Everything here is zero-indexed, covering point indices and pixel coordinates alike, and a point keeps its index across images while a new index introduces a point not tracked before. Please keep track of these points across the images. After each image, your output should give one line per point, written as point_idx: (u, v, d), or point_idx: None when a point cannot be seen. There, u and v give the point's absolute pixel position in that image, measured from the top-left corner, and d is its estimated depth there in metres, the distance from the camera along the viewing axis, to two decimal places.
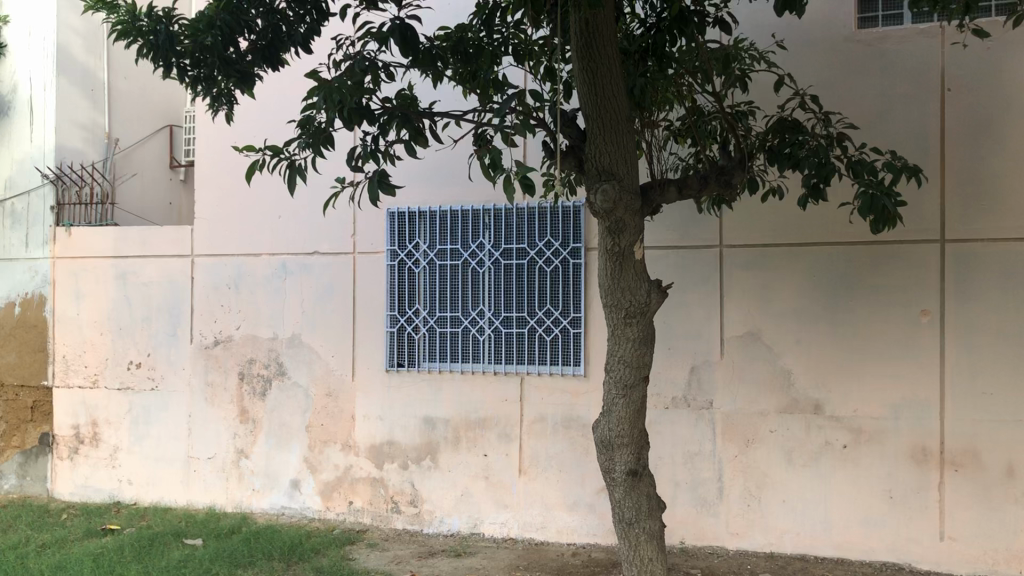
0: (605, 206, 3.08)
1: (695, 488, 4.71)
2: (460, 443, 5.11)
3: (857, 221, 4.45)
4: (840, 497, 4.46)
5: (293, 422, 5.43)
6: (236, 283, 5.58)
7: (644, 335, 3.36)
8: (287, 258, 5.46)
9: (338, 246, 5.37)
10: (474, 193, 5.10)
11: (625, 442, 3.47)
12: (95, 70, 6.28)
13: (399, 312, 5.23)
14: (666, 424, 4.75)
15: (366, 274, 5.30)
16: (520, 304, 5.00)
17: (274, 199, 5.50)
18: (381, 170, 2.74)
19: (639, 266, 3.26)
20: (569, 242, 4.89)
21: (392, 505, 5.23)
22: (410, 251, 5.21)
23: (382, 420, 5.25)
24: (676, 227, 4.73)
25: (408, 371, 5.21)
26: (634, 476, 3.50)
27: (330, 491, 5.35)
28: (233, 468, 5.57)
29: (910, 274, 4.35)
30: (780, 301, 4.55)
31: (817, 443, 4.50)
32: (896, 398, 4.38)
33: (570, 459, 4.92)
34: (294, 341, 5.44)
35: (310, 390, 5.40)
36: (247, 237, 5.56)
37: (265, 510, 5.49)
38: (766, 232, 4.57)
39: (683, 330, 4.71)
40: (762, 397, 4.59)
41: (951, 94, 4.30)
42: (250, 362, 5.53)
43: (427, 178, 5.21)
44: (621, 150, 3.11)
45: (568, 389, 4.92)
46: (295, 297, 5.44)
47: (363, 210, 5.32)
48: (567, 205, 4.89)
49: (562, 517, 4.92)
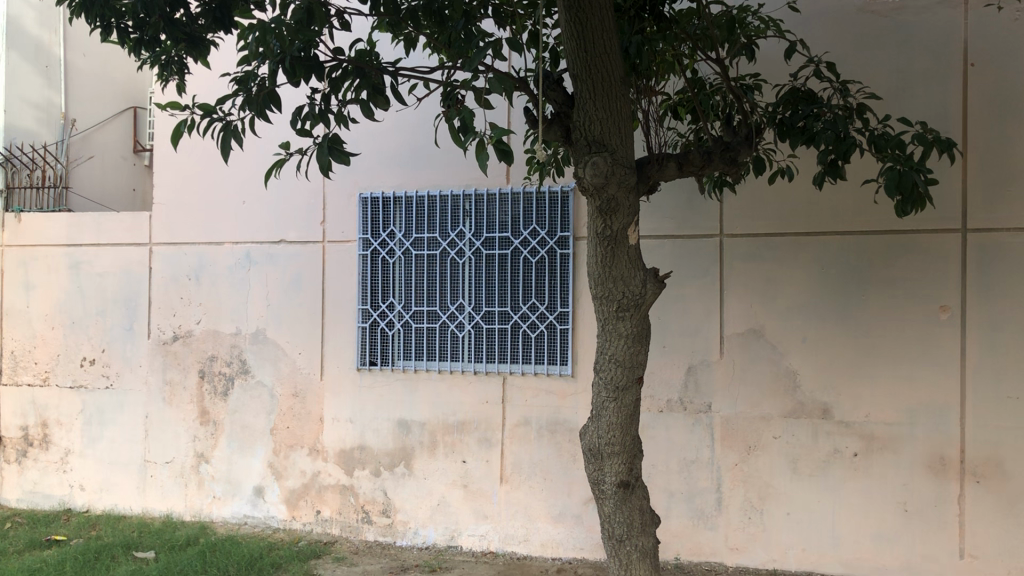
0: (595, 182, 2.68)
1: (692, 498, 4.32)
2: (437, 448, 4.71)
3: (882, 199, 4.06)
4: (850, 510, 4.09)
5: (256, 425, 5.03)
6: (196, 273, 5.16)
7: (638, 330, 2.97)
8: (252, 246, 5.05)
9: (307, 233, 4.96)
10: (454, 177, 4.70)
11: (616, 451, 3.08)
12: (50, 45, 5.85)
13: (371, 306, 4.82)
14: (660, 429, 4.36)
15: (336, 265, 4.89)
16: (503, 298, 4.59)
17: (239, 183, 5.09)
18: (333, 134, 2.36)
19: (634, 253, 2.87)
20: (557, 231, 4.50)
21: (363, 515, 4.83)
22: (384, 240, 4.80)
23: (353, 422, 4.85)
24: (673, 215, 4.33)
25: (381, 370, 4.80)
26: (625, 488, 3.11)
27: (297, 499, 4.95)
28: (192, 474, 5.16)
29: (929, 265, 3.97)
30: (786, 295, 4.17)
31: (825, 451, 4.12)
32: (912, 402, 4.00)
33: (556, 466, 4.53)
34: (258, 337, 5.04)
35: (276, 390, 4.99)
36: (210, 224, 5.15)
37: (225, 520, 5.08)
38: (771, 220, 4.19)
39: (679, 327, 4.32)
40: (765, 401, 4.21)
41: (975, 69, 3.92)
42: (211, 359, 5.13)
43: (403, 161, 4.81)
44: (614, 117, 2.71)
45: (553, 391, 4.53)
46: (259, 288, 5.04)
47: (333, 195, 4.92)
48: (554, 190, 4.50)
49: (547, 529, 4.53)
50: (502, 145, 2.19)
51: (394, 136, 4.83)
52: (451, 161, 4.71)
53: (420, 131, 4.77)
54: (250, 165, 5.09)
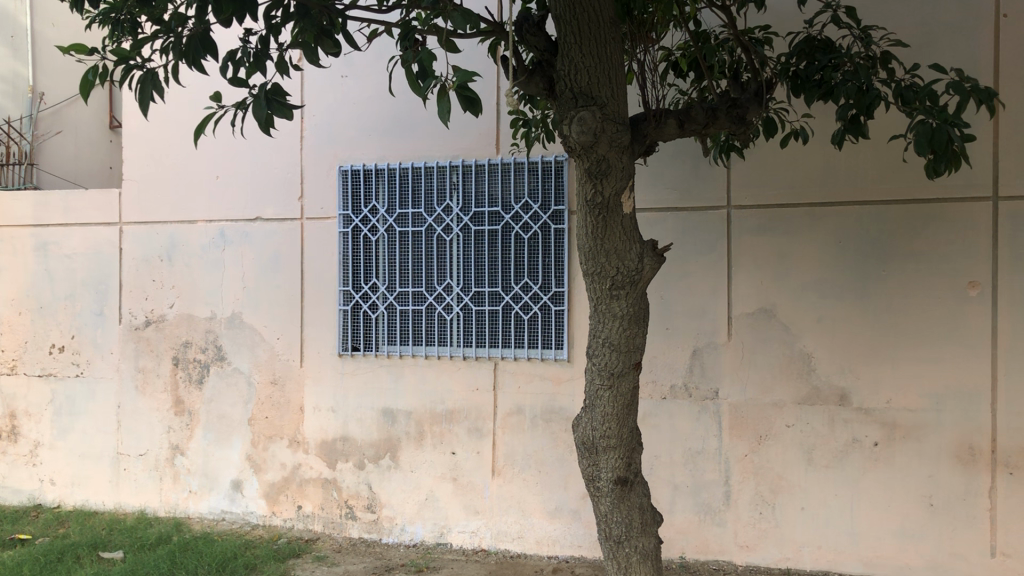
0: (583, 142, 2.35)
1: (698, 492, 3.99)
2: (425, 439, 4.39)
3: (912, 159, 3.69)
4: (870, 505, 3.76)
5: (232, 415, 4.72)
6: (168, 254, 4.84)
7: (635, 310, 2.64)
8: (226, 225, 4.73)
9: (284, 210, 4.63)
10: (441, 148, 4.36)
11: (612, 444, 2.78)
12: (15, 15, 5.66)
13: (353, 288, 4.49)
14: (664, 418, 4.03)
15: (315, 244, 4.57)
16: (493, 277, 4.26)
17: (212, 156, 4.76)
18: (272, 84, 2.04)
19: (629, 222, 2.54)
20: (550, 205, 4.16)
21: (346, 510, 4.52)
22: (366, 216, 4.47)
23: (335, 412, 4.53)
24: (676, 186, 3.99)
25: (364, 356, 4.48)
26: (623, 485, 2.81)
27: (277, 494, 4.64)
28: (167, 467, 4.86)
29: (956, 237, 3.63)
30: (799, 272, 3.83)
31: (843, 441, 3.79)
32: (938, 387, 3.66)
33: (551, 457, 4.21)
34: (234, 321, 4.72)
35: (253, 378, 4.68)
36: (182, 201, 4.82)
37: (202, 515, 4.78)
38: (783, 189, 3.84)
39: (684, 307, 3.98)
40: (777, 386, 3.87)
41: (1008, 21, 3.56)
42: (185, 345, 4.82)
43: (384, 130, 4.46)
44: (603, 65, 2.38)
45: (548, 376, 4.20)
46: (234, 269, 4.72)
47: (312, 168, 4.58)
48: (547, 160, 4.14)
49: (542, 526, 4.22)
50: (466, 90, 1.85)
51: (374, 103, 4.48)
52: (437, 131, 4.37)
53: (402, 97, 4.42)
54: (222, 137, 4.74)
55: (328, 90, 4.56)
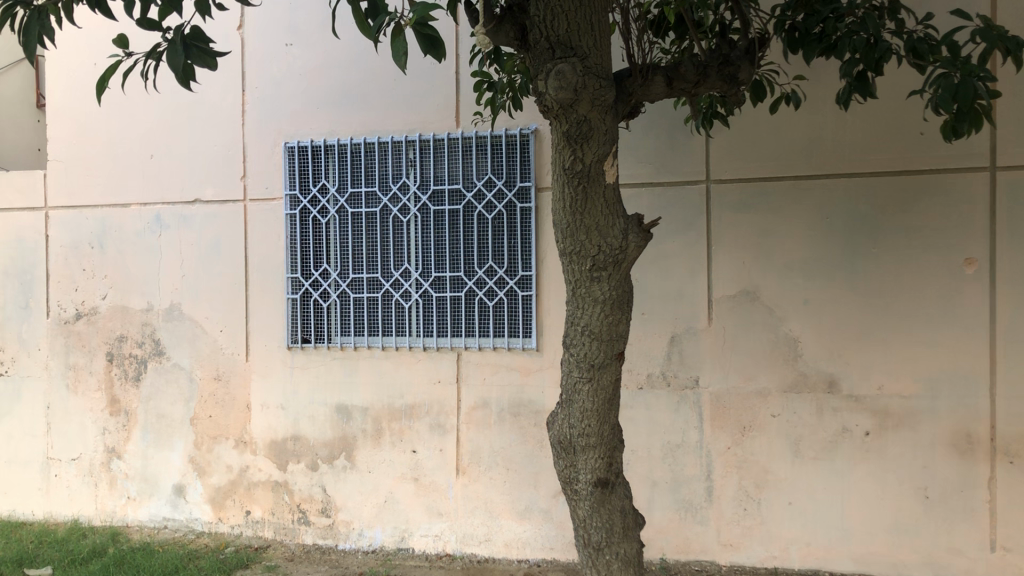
0: (562, 99, 2.05)
1: (678, 488, 3.72)
2: (383, 436, 4.06)
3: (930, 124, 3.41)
4: (861, 499, 3.52)
5: (173, 414, 4.35)
6: (100, 241, 4.45)
7: (619, 294, 2.35)
8: (162, 208, 4.35)
9: (225, 191, 4.25)
10: (396, 121, 4.02)
11: (592, 443, 2.48)
12: None
13: (302, 275, 4.14)
14: (641, 410, 3.75)
15: (259, 227, 4.21)
16: (455, 261, 3.94)
17: (146, 134, 4.36)
18: (190, 26, 1.71)
19: (612, 194, 2.25)
20: (516, 181, 3.84)
21: (299, 515, 4.19)
22: (315, 196, 4.12)
23: (284, 410, 4.19)
24: (651, 159, 3.70)
25: (315, 349, 4.14)
26: (604, 487, 2.52)
27: (223, 498, 4.29)
28: (102, 472, 4.47)
29: (952, 211, 3.38)
30: (784, 250, 3.56)
31: (832, 431, 3.55)
32: (933, 371, 3.43)
33: (520, 454, 3.91)
34: (172, 313, 4.35)
35: (195, 374, 4.32)
36: (113, 182, 4.42)
37: (142, 523, 4.41)
38: (766, 162, 3.57)
39: (661, 290, 3.70)
40: (761, 373, 3.61)
41: None
42: (119, 340, 4.43)
43: (334, 102, 4.11)
44: (585, 9, 2.07)
45: (516, 366, 3.90)
46: (172, 256, 4.34)
47: (254, 145, 4.21)
48: (512, 134, 3.83)
49: (511, 528, 3.93)
50: (426, 28, 1.54)
51: (322, 74, 4.11)
52: (391, 103, 4.03)
53: (353, 66, 4.07)
54: (155, 113, 4.35)
55: (271, 60, 4.18)
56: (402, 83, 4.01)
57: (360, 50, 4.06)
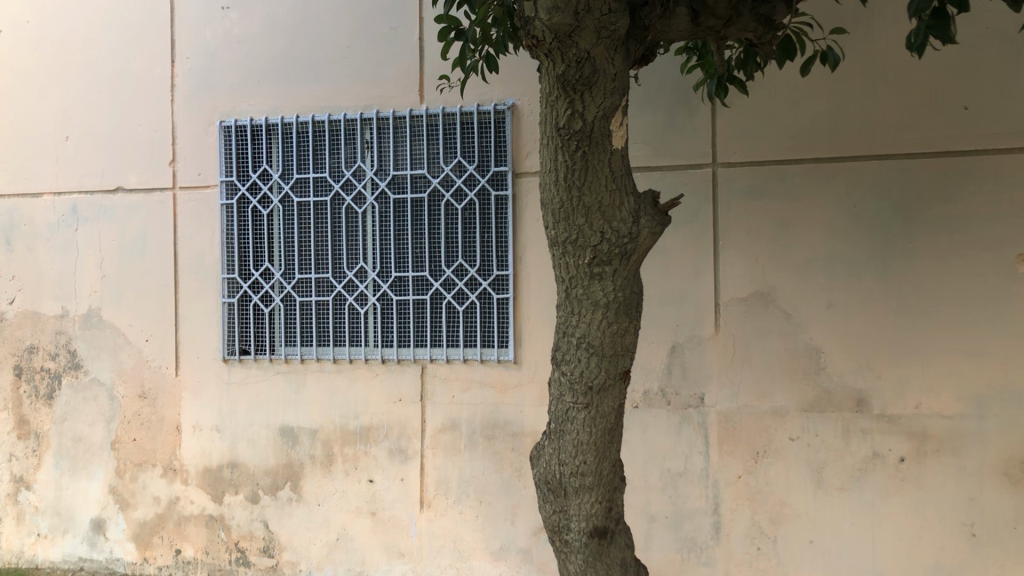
0: (557, 24, 1.58)
1: (680, 524, 3.19)
2: (334, 463, 3.49)
3: (980, 93, 2.90)
4: (895, 537, 3.01)
5: (91, 438, 3.75)
6: (6, 237, 3.84)
7: (626, 296, 1.81)
8: (79, 197, 3.75)
9: (151, 178, 3.66)
10: (350, 96, 3.45)
11: (587, 485, 1.93)
12: None
13: (241, 276, 3.55)
14: (636, 432, 3.21)
15: (190, 219, 3.62)
16: (419, 260, 3.37)
17: (60, 111, 3.76)
18: None
19: (620, 162, 1.73)
20: (490, 165, 3.30)
21: (237, 555, 3.59)
22: (255, 184, 3.53)
23: (220, 432, 3.60)
24: (647, 139, 3.17)
25: (255, 361, 3.55)
26: (601, 539, 1.97)
27: (148, 535, 3.69)
28: (9, 505, 3.86)
29: (1003, 199, 2.88)
30: (803, 246, 3.04)
31: (860, 457, 3.03)
32: (980, 388, 2.92)
33: (495, 484, 3.35)
34: (90, 320, 3.74)
35: (117, 391, 3.72)
36: (21, 169, 3.81)
37: (54, 565, 3.80)
38: (781, 142, 3.05)
39: (660, 293, 3.17)
40: (778, 390, 3.08)
41: None
42: (30, 351, 3.82)
43: (278, 74, 3.52)
44: None
45: (490, 382, 3.34)
46: (90, 254, 3.74)
47: (186, 124, 3.62)
48: (484, 110, 3.28)
49: (483, 570, 3.37)
50: None
51: (263, 40, 3.53)
52: (344, 74, 3.46)
53: (300, 31, 3.50)
54: (72, 87, 3.74)
55: (205, 25, 3.60)
56: (357, 50, 3.44)
57: (307, 13, 3.49)
